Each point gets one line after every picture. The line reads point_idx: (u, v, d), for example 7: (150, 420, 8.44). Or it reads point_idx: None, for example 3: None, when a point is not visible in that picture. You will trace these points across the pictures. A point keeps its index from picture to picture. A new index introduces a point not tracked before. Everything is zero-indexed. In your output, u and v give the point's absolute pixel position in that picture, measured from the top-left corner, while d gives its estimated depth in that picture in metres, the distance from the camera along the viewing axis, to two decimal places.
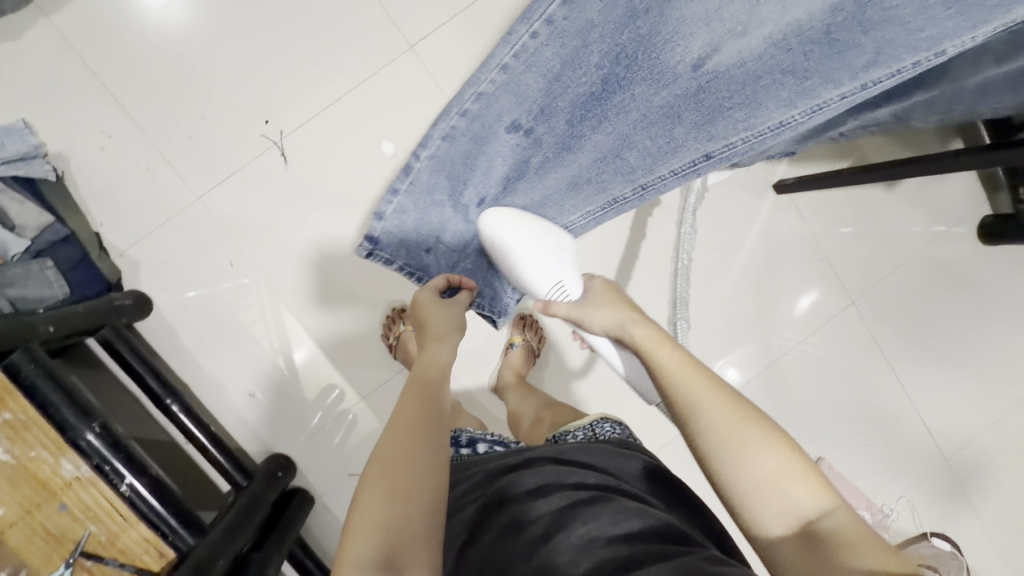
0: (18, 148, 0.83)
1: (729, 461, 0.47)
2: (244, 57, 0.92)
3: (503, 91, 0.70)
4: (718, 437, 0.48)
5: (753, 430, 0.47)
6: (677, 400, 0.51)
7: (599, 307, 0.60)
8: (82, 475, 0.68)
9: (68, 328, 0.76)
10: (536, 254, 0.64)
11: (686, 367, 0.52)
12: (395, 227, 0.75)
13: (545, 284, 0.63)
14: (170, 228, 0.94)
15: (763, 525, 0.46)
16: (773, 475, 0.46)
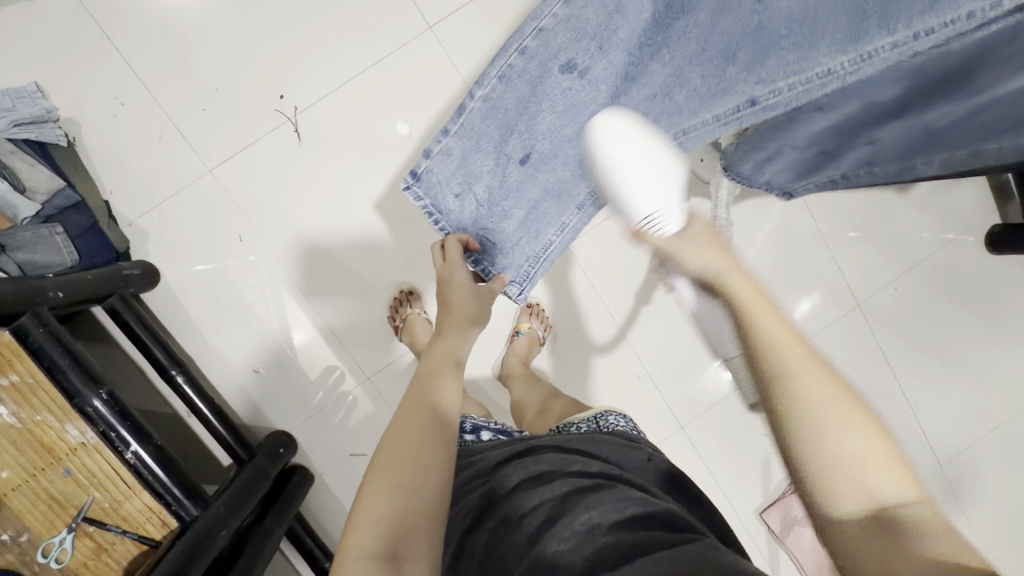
0: (30, 112, 0.82)
1: (808, 425, 0.39)
2: (261, 30, 0.91)
3: (563, 27, 0.58)
4: (797, 393, 0.40)
5: (845, 405, 0.39)
6: (767, 352, 0.43)
7: (693, 243, 0.55)
8: (88, 441, 0.69)
9: (77, 294, 0.75)
10: (638, 178, 0.59)
11: (780, 325, 0.44)
12: (443, 170, 0.67)
13: (641, 213, 0.59)
14: (180, 200, 0.93)
15: (831, 503, 0.38)
16: (860, 459, 0.38)
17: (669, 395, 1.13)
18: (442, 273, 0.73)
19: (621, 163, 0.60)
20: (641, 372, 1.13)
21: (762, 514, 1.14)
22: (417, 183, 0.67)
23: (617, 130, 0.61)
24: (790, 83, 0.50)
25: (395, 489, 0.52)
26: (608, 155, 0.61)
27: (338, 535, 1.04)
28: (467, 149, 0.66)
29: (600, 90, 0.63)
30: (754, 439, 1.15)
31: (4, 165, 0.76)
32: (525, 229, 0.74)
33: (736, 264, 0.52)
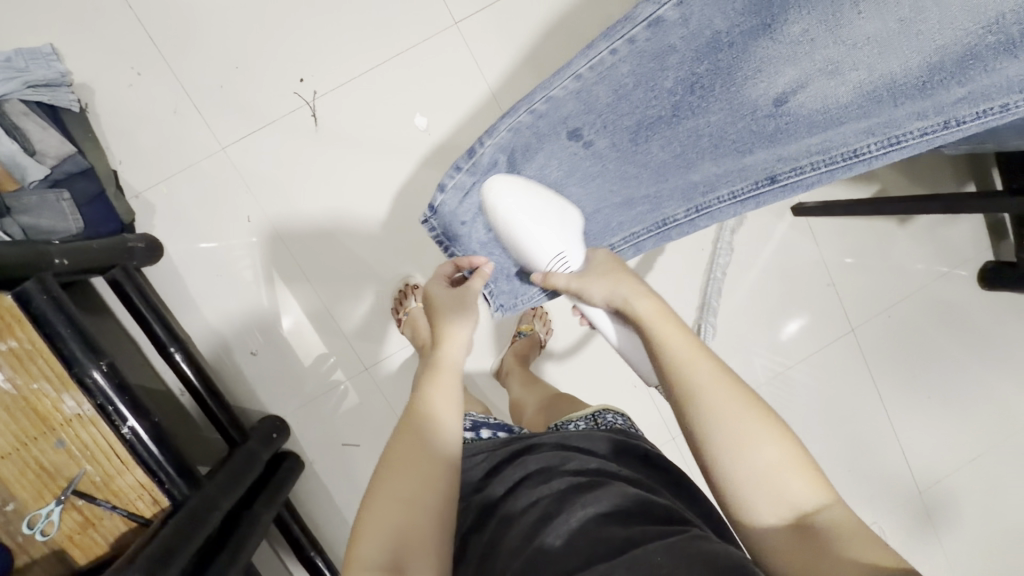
0: (44, 74, 0.80)
1: (729, 450, 0.46)
2: (286, 12, 0.90)
3: (575, 98, 0.59)
4: (710, 425, 0.48)
5: (754, 431, 0.47)
6: (676, 378, 0.50)
7: (603, 275, 0.60)
8: (83, 414, 0.68)
9: (82, 263, 0.74)
10: (534, 225, 0.60)
11: (686, 346, 0.52)
12: (451, 201, 0.63)
13: (545, 256, 0.61)
14: (190, 176, 0.92)
15: (753, 516, 0.45)
16: (771, 467, 0.45)
17: (663, 405, 1.15)
18: (444, 305, 0.66)
19: (510, 217, 0.59)
20: (637, 381, 1.14)
21: None
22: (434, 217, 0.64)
23: (502, 202, 0.59)
24: (813, 161, 0.60)
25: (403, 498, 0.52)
26: (508, 210, 0.59)
27: (326, 522, 1.04)
28: (481, 190, 0.63)
29: (608, 164, 0.65)
30: None
31: (14, 126, 0.75)
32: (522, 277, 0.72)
33: (655, 298, 0.57)
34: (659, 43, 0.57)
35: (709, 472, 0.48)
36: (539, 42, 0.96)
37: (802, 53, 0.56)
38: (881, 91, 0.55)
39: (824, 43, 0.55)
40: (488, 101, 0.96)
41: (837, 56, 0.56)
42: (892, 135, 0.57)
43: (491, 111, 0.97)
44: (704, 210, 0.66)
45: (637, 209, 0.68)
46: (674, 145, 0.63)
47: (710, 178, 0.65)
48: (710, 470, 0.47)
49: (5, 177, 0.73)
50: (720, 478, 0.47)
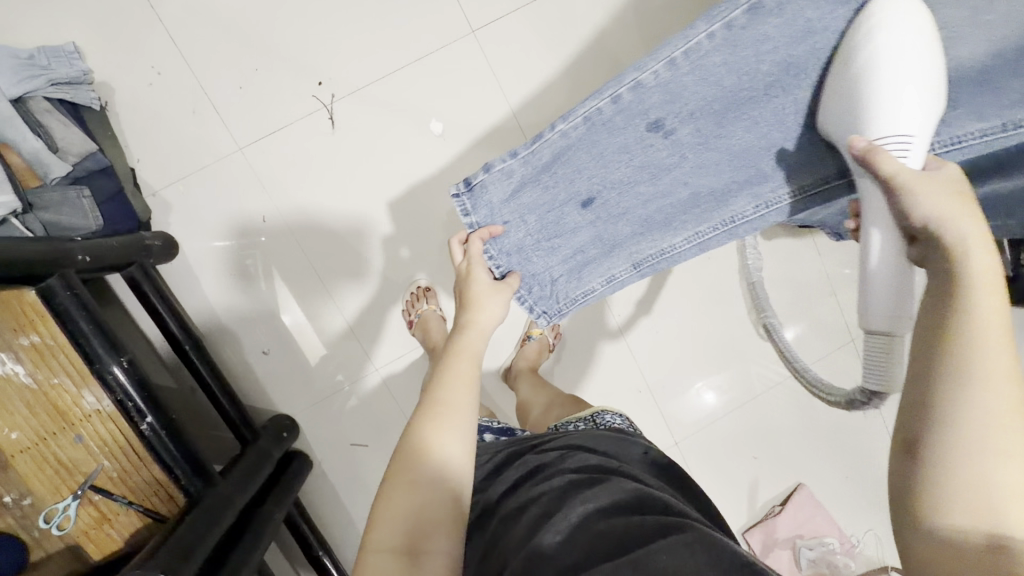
0: (66, 73, 0.80)
1: (979, 426, 0.34)
2: (307, 15, 0.92)
3: (660, 87, 0.60)
4: (970, 381, 0.35)
5: (1017, 437, 0.34)
6: (954, 337, 0.37)
7: (932, 187, 0.45)
8: (103, 409, 0.69)
9: (101, 260, 0.74)
10: (898, 93, 0.50)
11: (994, 313, 0.37)
12: (497, 192, 0.65)
13: (886, 130, 0.50)
14: (207, 175, 0.93)
15: (944, 513, 0.33)
16: (1006, 493, 0.32)
17: (666, 411, 1.17)
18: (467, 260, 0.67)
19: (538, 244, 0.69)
20: (642, 386, 1.16)
21: (745, 533, 1.17)
22: (468, 193, 0.64)
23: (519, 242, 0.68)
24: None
25: (416, 487, 0.53)
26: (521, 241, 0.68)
27: (332, 521, 1.05)
28: (531, 179, 0.65)
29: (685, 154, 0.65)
30: (745, 461, 1.18)
31: (38, 122, 0.75)
32: (573, 273, 0.74)
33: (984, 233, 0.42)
34: (740, 33, 0.57)
35: (916, 416, 0.36)
36: (555, 51, 0.98)
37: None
38: (944, 81, 0.54)
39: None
40: (503, 107, 0.98)
41: (906, 48, 0.54)
42: (953, 135, 0.55)
43: (505, 116, 0.99)
44: (772, 207, 0.68)
45: (701, 207, 0.69)
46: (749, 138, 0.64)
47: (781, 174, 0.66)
48: (932, 416, 0.35)
49: (28, 174, 0.74)
50: (939, 442, 0.35)
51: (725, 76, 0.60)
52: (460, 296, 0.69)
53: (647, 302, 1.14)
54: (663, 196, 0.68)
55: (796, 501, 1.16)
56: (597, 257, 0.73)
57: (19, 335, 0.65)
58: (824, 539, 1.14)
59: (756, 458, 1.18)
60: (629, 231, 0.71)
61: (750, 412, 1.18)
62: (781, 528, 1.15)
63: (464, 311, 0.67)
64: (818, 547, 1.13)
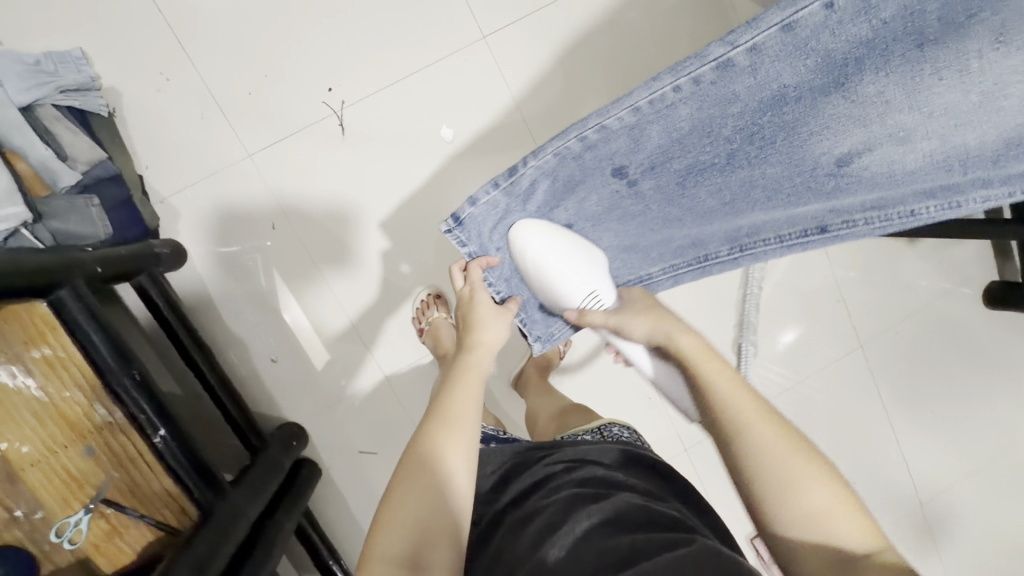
0: (76, 78, 0.80)
1: (765, 480, 0.47)
2: (315, 21, 0.91)
3: (626, 133, 0.58)
4: (743, 442, 0.48)
5: (805, 464, 0.46)
6: (720, 404, 0.51)
7: (640, 314, 0.65)
8: (113, 421, 0.68)
9: (112, 269, 0.73)
10: (562, 262, 0.67)
11: (733, 389, 0.52)
12: (488, 222, 0.65)
13: (579, 296, 0.69)
14: (216, 182, 0.92)
15: (781, 529, 0.46)
16: (817, 507, 0.45)
17: (675, 417, 1.16)
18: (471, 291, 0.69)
19: (545, 270, 0.67)
20: (651, 392, 1.15)
21: (753, 540, 1.17)
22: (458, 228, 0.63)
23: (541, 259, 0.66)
24: (866, 219, 0.57)
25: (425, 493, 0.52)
26: (537, 255, 0.66)
27: (341, 530, 1.04)
28: (520, 209, 0.66)
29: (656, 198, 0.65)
30: None
31: (47, 130, 0.75)
32: None
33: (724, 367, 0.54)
34: (718, 83, 0.53)
35: (733, 473, 0.49)
36: (565, 57, 0.98)
37: (874, 110, 0.50)
38: (953, 162, 0.48)
39: (898, 103, 0.48)
40: (512, 112, 0.98)
41: (909, 122, 0.49)
42: (949, 199, 0.51)
43: (514, 122, 0.98)
44: (747, 249, 0.68)
45: (679, 243, 0.72)
46: (724, 188, 0.63)
47: (758, 222, 0.65)
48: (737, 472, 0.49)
49: (36, 181, 0.72)
50: (756, 495, 0.47)
51: (705, 123, 0.56)
52: (462, 319, 0.70)
53: None
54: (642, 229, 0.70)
55: None
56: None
57: (29, 347, 0.65)
58: None
59: None
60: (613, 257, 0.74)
61: None
62: None
63: (467, 333, 0.67)
64: None
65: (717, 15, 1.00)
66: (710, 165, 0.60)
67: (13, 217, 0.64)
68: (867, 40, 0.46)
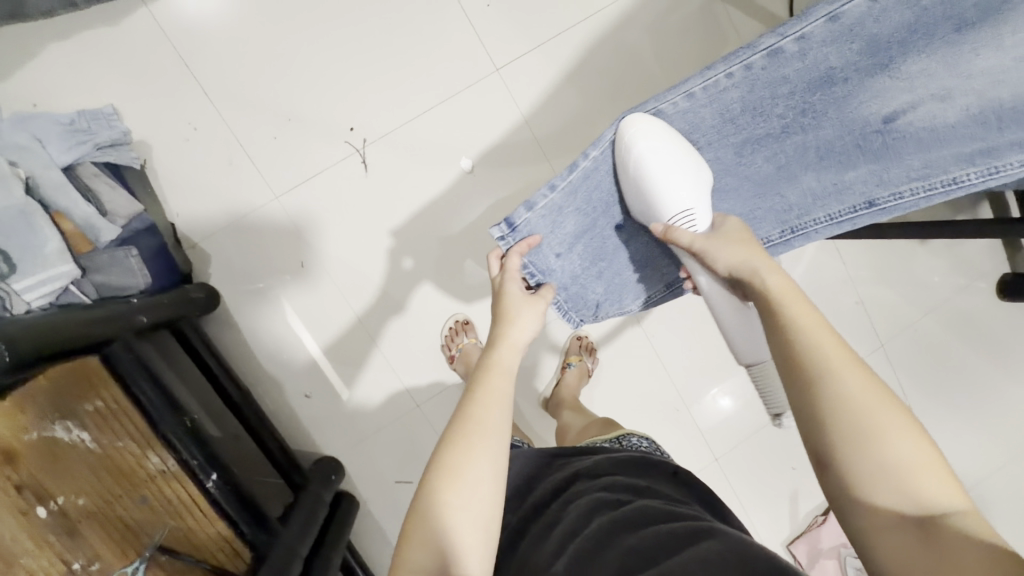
0: (109, 135, 0.84)
1: (857, 430, 0.41)
2: (336, 64, 0.94)
3: (679, 118, 0.60)
4: (838, 389, 0.42)
5: (890, 415, 0.41)
6: (800, 341, 0.45)
7: (732, 242, 0.56)
8: (167, 470, 0.69)
9: (156, 319, 0.76)
10: (666, 170, 0.58)
11: (818, 325, 0.46)
12: (540, 224, 0.64)
13: (672, 210, 0.59)
14: (246, 224, 0.94)
15: (871, 499, 0.40)
16: (913, 463, 0.39)
17: (704, 427, 1.17)
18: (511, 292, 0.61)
19: (655, 162, 0.58)
20: (679, 404, 1.16)
21: (789, 546, 1.17)
22: (513, 235, 0.62)
23: (654, 137, 0.58)
24: (912, 187, 0.60)
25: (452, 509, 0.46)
26: (643, 153, 0.58)
27: (381, 561, 1.04)
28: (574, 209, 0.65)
29: (705, 185, 0.65)
30: (784, 472, 1.18)
31: (88, 188, 0.77)
32: (612, 292, 0.75)
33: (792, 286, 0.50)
34: (771, 68, 0.56)
35: (819, 422, 0.43)
36: (576, 83, 1.01)
37: (920, 79, 0.55)
38: (988, 114, 0.54)
39: (941, 73, 0.54)
40: (526, 139, 1.00)
41: (951, 84, 0.54)
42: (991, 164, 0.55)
43: (529, 148, 1.01)
44: (798, 231, 0.67)
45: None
46: (778, 160, 0.63)
47: (808, 198, 0.65)
48: (825, 417, 0.42)
49: (81, 240, 0.74)
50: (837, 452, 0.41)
51: (759, 108, 0.59)
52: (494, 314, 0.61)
53: (681, 321, 1.14)
54: None
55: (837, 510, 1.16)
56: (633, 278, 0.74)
57: (82, 401, 0.65)
58: None
59: (796, 469, 1.18)
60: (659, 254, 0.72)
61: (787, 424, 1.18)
62: (825, 538, 1.15)
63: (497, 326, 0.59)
64: None
65: (721, 35, 1.03)
66: (762, 146, 0.62)
67: (64, 275, 0.67)
68: (911, 23, 0.52)
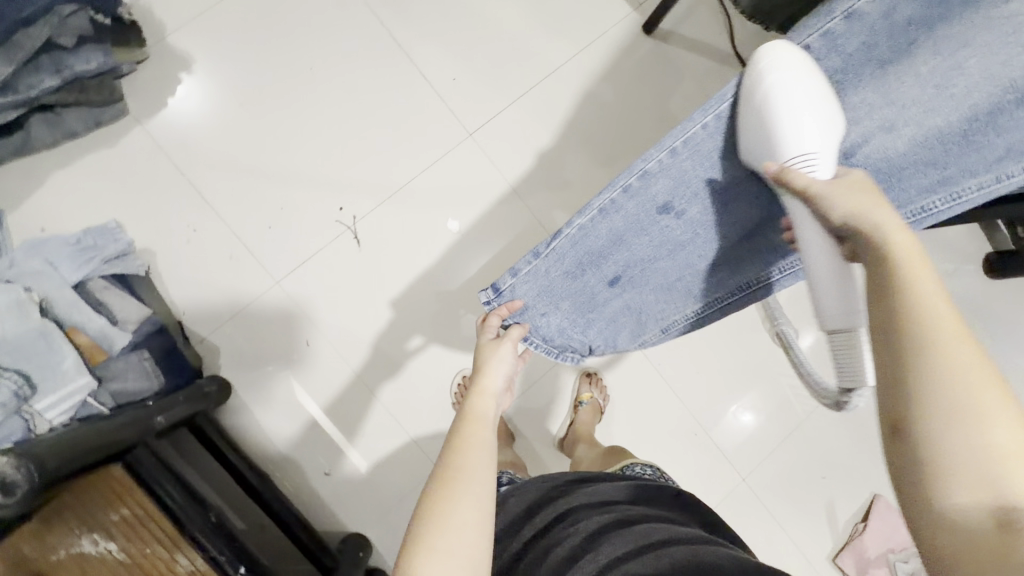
0: (114, 248, 0.88)
1: (951, 411, 0.36)
2: (319, 152, 1.00)
3: (664, 173, 0.63)
4: (941, 347, 0.38)
5: (998, 407, 0.36)
6: (908, 305, 0.40)
7: (849, 190, 0.49)
8: (198, 569, 0.68)
9: (173, 419, 0.77)
10: (793, 115, 0.55)
11: (938, 293, 0.40)
12: (529, 288, 0.66)
13: (791, 151, 0.55)
14: (250, 312, 0.97)
15: (949, 488, 0.35)
16: (1003, 451, 0.35)
17: (726, 448, 1.16)
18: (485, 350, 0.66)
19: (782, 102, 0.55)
20: (697, 428, 1.15)
21: (836, 560, 1.14)
22: (498, 297, 0.66)
23: (785, 78, 0.56)
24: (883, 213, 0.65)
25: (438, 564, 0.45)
26: (775, 85, 0.57)
27: None
28: (563, 270, 0.66)
29: (697, 233, 0.68)
30: (815, 483, 1.16)
31: (99, 300, 0.81)
32: (612, 336, 0.75)
33: (904, 231, 0.45)
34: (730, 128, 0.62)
35: (915, 376, 0.38)
36: (547, 137, 1.07)
37: (868, 112, 0.61)
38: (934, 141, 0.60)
39: (886, 104, 0.60)
40: (507, 193, 1.05)
41: (895, 114, 0.60)
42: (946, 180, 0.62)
43: (511, 202, 1.06)
44: (786, 266, 0.70)
45: (720, 274, 0.72)
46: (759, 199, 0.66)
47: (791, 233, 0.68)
48: (927, 373, 0.37)
49: (95, 350, 0.76)
50: (924, 429, 0.37)
51: (732, 168, 0.64)
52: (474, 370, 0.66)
53: (685, 345, 1.15)
54: (681, 272, 0.71)
55: (877, 515, 1.14)
56: (627, 323, 0.74)
57: (108, 511, 0.66)
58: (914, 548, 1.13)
59: (826, 479, 1.16)
60: (656, 297, 0.72)
61: (809, 433, 1.17)
62: (870, 546, 1.13)
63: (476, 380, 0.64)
64: (912, 558, 1.12)
65: (674, 74, 1.11)
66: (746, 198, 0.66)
67: (81, 388, 0.69)
68: (839, 68, 0.60)
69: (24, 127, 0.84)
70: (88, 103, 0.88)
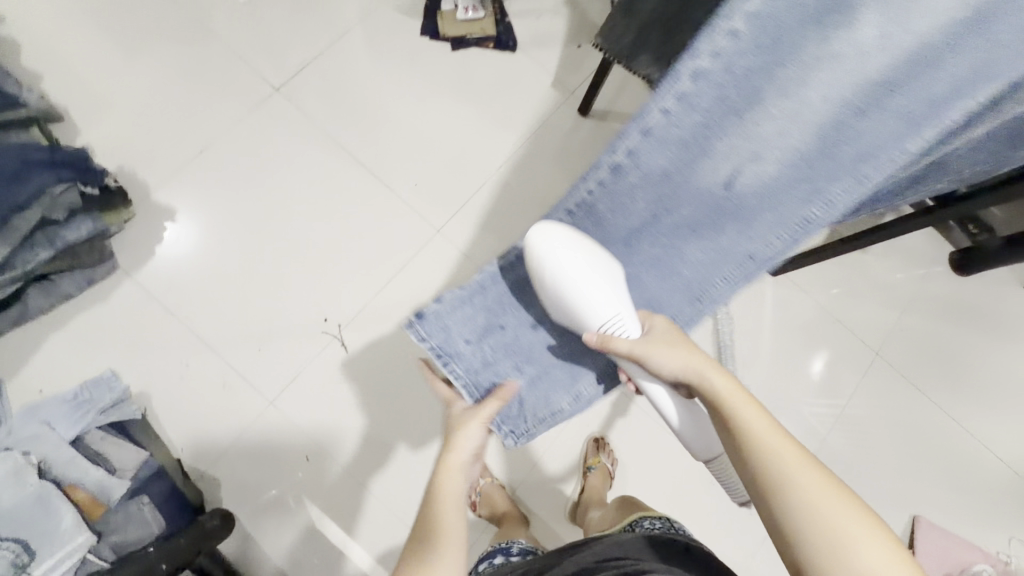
0: (110, 397, 0.89)
1: (826, 533, 0.49)
2: (299, 271, 1.06)
3: (565, 230, 0.67)
4: (778, 466, 0.52)
5: (857, 523, 0.49)
6: (755, 447, 0.54)
7: (664, 347, 0.61)
8: None
9: (175, 562, 0.75)
10: (592, 282, 0.61)
11: (771, 432, 0.54)
12: (450, 318, 0.68)
13: (600, 318, 0.61)
14: (247, 437, 0.98)
15: None
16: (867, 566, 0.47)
17: None
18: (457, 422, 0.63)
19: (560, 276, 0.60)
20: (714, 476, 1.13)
21: None
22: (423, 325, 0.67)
23: (547, 247, 0.61)
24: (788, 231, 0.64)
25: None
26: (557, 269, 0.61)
27: None
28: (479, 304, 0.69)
29: None
30: None
31: (98, 452, 0.83)
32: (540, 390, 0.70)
33: (739, 387, 0.58)
34: (619, 181, 0.64)
35: (763, 499, 0.52)
36: (510, 219, 1.14)
37: (740, 148, 0.61)
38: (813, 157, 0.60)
39: (752, 140, 0.60)
40: None
41: (763, 144, 0.60)
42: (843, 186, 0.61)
43: None
44: (705, 297, 0.68)
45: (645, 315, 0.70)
46: (661, 241, 0.67)
47: (701, 267, 0.67)
48: (770, 494, 0.52)
49: (94, 506, 0.78)
50: (815, 559, 0.48)
51: (638, 199, 0.65)
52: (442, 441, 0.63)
53: None
54: None
55: (921, 537, 1.14)
56: (558, 373, 0.70)
57: None
58: (971, 566, 1.11)
59: None
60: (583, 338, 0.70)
61: None
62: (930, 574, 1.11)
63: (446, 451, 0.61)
64: None
65: None
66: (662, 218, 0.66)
67: (81, 546, 0.71)
68: (700, 121, 0.60)
69: (22, 301, 0.90)
70: (80, 266, 0.95)
